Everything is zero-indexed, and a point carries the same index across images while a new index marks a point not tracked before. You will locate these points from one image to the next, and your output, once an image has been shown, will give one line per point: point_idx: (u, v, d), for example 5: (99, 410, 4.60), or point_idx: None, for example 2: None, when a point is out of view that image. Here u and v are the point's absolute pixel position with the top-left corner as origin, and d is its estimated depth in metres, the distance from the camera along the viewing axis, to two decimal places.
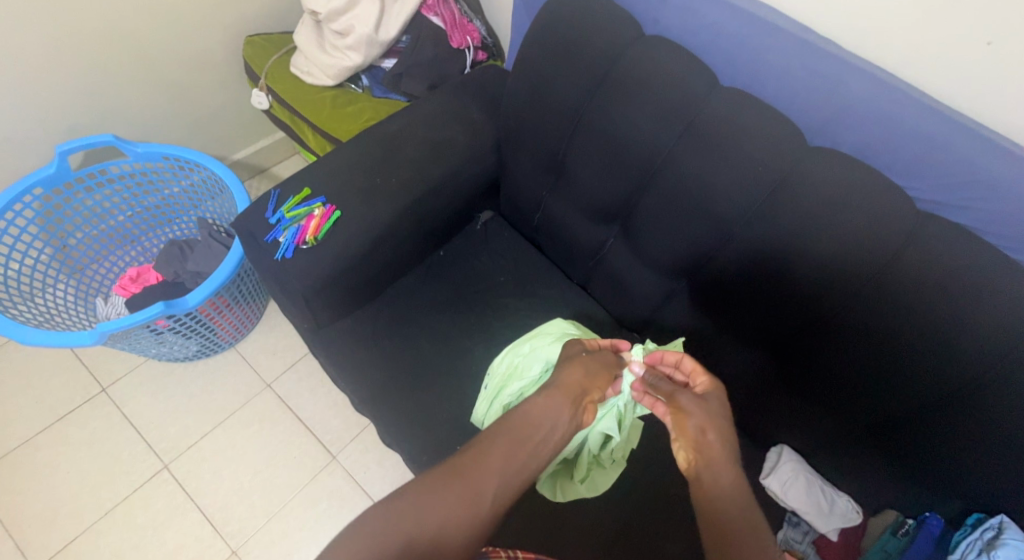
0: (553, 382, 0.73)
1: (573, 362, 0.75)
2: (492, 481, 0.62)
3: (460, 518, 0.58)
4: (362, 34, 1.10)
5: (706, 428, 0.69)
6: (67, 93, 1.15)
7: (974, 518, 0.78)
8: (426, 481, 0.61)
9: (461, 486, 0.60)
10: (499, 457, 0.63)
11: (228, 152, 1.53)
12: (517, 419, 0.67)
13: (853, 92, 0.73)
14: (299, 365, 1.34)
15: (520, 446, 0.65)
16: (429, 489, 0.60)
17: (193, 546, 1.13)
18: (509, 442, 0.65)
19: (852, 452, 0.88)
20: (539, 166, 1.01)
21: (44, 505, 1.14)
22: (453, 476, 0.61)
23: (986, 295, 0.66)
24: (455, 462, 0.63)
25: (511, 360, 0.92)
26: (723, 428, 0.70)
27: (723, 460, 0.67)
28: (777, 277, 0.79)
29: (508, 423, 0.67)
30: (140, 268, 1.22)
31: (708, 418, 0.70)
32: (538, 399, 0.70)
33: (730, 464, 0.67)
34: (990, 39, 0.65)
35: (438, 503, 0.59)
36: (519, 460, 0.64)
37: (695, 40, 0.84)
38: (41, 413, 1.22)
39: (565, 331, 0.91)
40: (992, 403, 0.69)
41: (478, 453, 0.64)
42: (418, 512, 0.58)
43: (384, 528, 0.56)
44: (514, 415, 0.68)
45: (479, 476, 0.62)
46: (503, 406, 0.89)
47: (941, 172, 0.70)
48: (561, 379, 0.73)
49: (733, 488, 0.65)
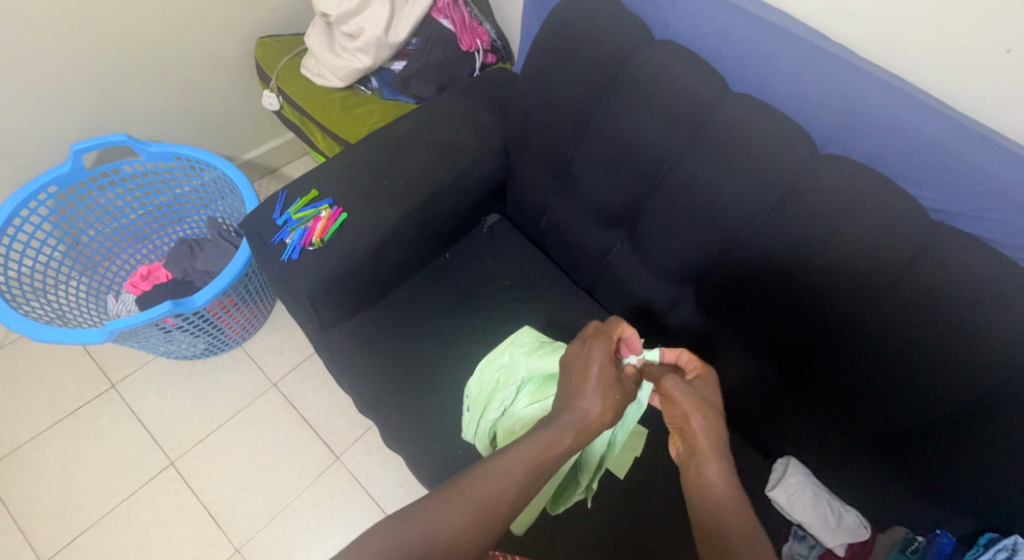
0: (578, 412, 0.67)
1: (604, 395, 0.68)
2: (503, 509, 0.60)
3: (471, 542, 0.58)
4: (372, 37, 1.10)
5: (691, 416, 0.68)
6: (83, 93, 1.17)
7: (987, 537, 0.75)
8: (441, 501, 0.59)
9: (474, 508, 0.59)
10: (515, 487, 0.61)
11: (239, 152, 1.55)
12: (535, 445, 0.64)
13: (865, 99, 0.71)
14: (304, 365, 1.35)
15: (536, 476, 0.63)
16: (443, 510, 0.58)
17: (197, 544, 1.14)
18: (525, 472, 0.63)
19: (861, 465, 0.86)
20: (546, 170, 1.00)
21: (52, 499, 1.15)
22: (466, 497, 0.60)
23: (1003, 309, 0.63)
24: (467, 481, 0.61)
25: (490, 376, 0.91)
26: (707, 412, 0.68)
27: (708, 452, 0.66)
28: (785, 284, 0.78)
29: (527, 451, 0.64)
30: (151, 267, 1.24)
31: (692, 403, 0.68)
32: (563, 434, 0.65)
33: (716, 455, 0.65)
34: (1010, 46, 0.63)
35: (449, 524, 0.58)
36: (531, 487, 0.63)
37: (705, 46, 0.83)
38: (52, 407, 1.24)
39: (539, 337, 0.93)
40: (1006, 419, 0.67)
41: (495, 481, 0.61)
42: (430, 533, 0.57)
43: (393, 547, 0.55)
44: (533, 439, 0.65)
45: (495, 506, 0.60)
46: (491, 422, 0.88)
47: (956, 180, 0.68)
48: (589, 417, 0.67)
49: (721, 486, 0.63)
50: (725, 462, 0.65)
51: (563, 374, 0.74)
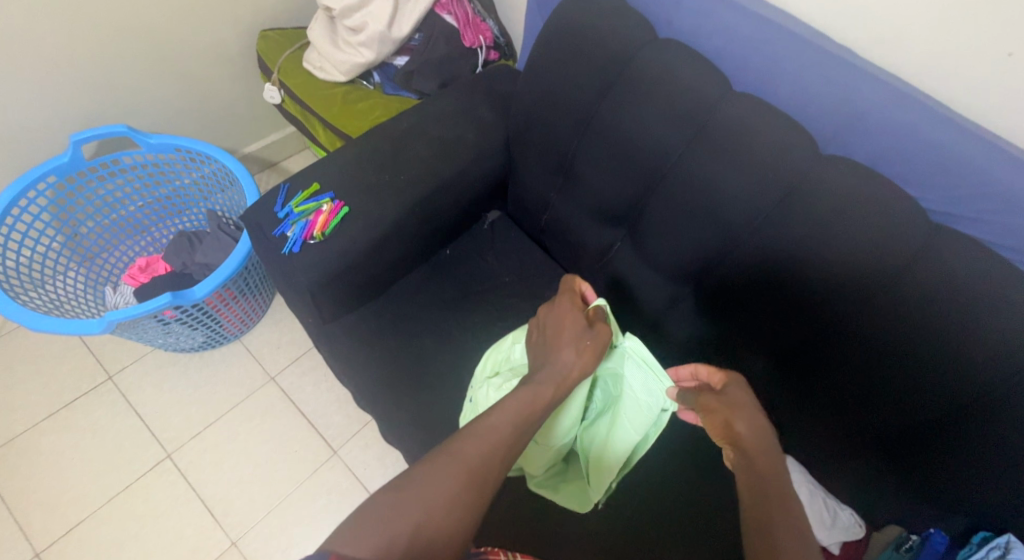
0: (556, 363, 0.74)
1: (576, 345, 0.75)
2: (495, 466, 0.63)
3: (468, 501, 0.59)
4: (375, 31, 1.11)
5: (733, 421, 0.73)
6: (83, 83, 1.17)
7: (980, 536, 0.75)
8: (435, 467, 0.60)
9: (468, 472, 0.60)
10: (503, 445, 0.64)
11: (239, 145, 1.55)
12: (513, 405, 0.68)
13: (867, 100, 0.71)
14: (302, 359, 1.35)
15: (522, 430, 0.67)
16: (438, 473, 0.59)
17: (193, 537, 1.13)
18: (512, 435, 0.66)
19: (857, 463, 0.87)
20: (548, 167, 1.00)
21: (47, 491, 1.15)
22: (458, 462, 0.61)
23: (998, 309, 0.64)
24: (456, 447, 0.62)
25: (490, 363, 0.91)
26: (749, 415, 0.74)
27: (755, 448, 0.71)
28: (786, 284, 0.78)
29: (511, 412, 0.67)
30: (150, 259, 1.24)
31: (732, 410, 0.74)
32: (545, 386, 0.71)
33: (762, 450, 0.70)
34: (1011, 50, 0.63)
35: (446, 486, 0.59)
36: (515, 445, 0.66)
37: (709, 45, 0.83)
38: (48, 398, 1.23)
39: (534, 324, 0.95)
40: (1000, 418, 0.68)
41: (484, 442, 0.64)
42: (427, 497, 0.57)
43: (393, 513, 0.55)
44: (516, 400, 0.69)
45: (487, 465, 0.62)
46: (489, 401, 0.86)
47: (956, 182, 0.68)
48: (566, 366, 0.74)
49: (768, 473, 0.68)
50: (771, 453, 0.70)
51: (539, 330, 0.81)
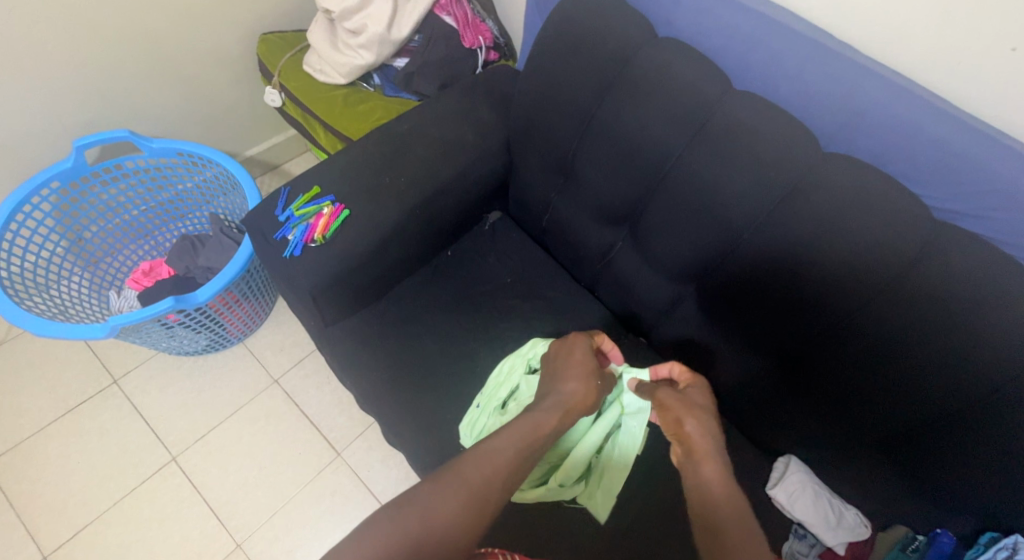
0: (562, 392, 0.74)
1: (584, 380, 0.76)
2: (497, 489, 0.62)
3: (466, 524, 0.58)
4: (374, 33, 1.10)
5: (685, 421, 0.73)
6: (87, 89, 1.17)
7: (988, 536, 0.75)
8: (436, 486, 0.60)
9: (468, 492, 0.60)
10: (506, 468, 0.64)
11: (241, 148, 1.55)
12: (521, 427, 0.69)
13: (868, 98, 0.70)
14: (306, 362, 1.35)
15: (525, 453, 0.67)
16: (439, 494, 0.59)
17: (197, 540, 1.14)
18: (515, 456, 0.65)
19: (863, 466, 0.86)
20: (549, 167, 1.00)
21: (54, 494, 1.16)
22: (460, 482, 0.61)
23: (1004, 308, 0.63)
24: (458, 467, 0.62)
25: (502, 374, 0.91)
26: (701, 417, 0.74)
27: (704, 452, 0.70)
28: (791, 284, 0.77)
29: (513, 436, 0.67)
30: (153, 263, 1.25)
31: (685, 409, 0.75)
32: (548, 415, 0.71)
33: (712, 456, 0.70)
34: (1016, 44, 0.62)
35: (445, 507, 0.58)
36: (519, 472, 0.65)
37: (708, 44, 0.82)
38: (55, 402, 1.24)
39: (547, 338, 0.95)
40: (1004, 421, 0.67)
41: (486, 465, 0.63)
42: (426, 517, 0.57)
43: (391, 532, 0.55)
44: (522, 422, 0.69)
45: (488, 487, 0.62)
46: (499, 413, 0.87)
47: (960, 180, 0.67)
48: (568, 395, 0.74)
49: (716, 482, 0.67)
50: (721, 462, 0.70)
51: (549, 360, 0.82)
